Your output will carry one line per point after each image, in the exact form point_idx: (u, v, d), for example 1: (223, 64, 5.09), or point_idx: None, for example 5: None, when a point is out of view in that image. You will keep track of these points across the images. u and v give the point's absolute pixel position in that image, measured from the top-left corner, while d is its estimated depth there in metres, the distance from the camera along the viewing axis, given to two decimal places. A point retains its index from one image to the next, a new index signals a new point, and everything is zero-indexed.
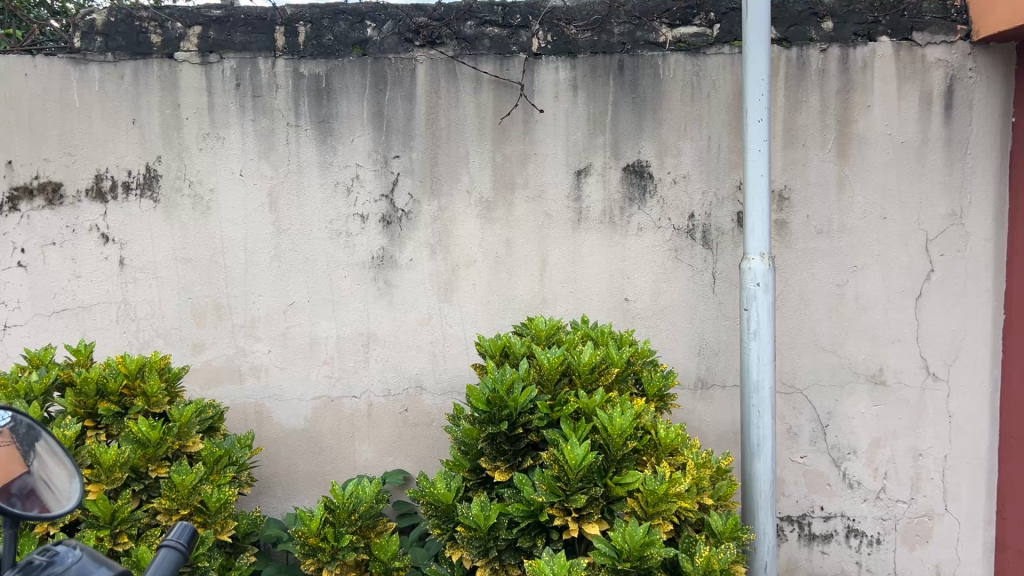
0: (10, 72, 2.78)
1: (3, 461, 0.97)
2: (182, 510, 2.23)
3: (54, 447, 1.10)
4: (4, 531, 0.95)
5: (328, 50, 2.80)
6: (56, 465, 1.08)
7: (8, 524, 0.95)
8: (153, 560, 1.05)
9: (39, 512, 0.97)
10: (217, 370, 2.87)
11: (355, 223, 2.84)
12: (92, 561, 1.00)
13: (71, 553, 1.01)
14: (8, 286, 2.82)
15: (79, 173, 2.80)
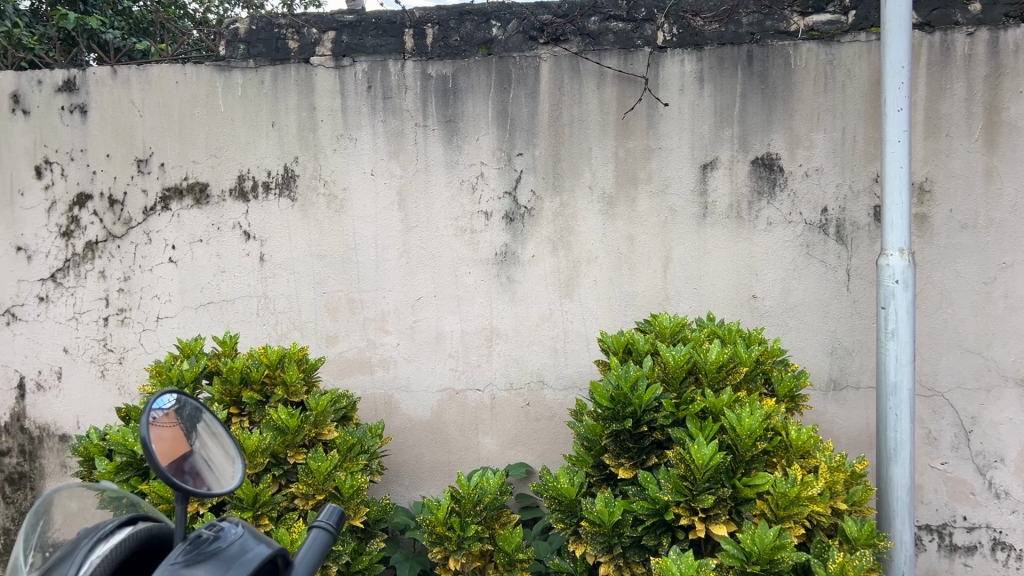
0: (163, 80, 2.97)
1: (174, 440, 1.05)
2: (317, 496, 2.34)
3: (214, 428, 1.18)
4: (178, 506, 1.02)
5: (455, 50, 2.87)
6: (217, 446, 1.15)
7: (180, 497, 1.02)
8: (305, 537, 1.10)
9: (206, 489, 1.04)
10: (349, 361, 2.98)
11: (480, 220, 2.89)
12: (253, 538, 1.06)
13: (235, 529, 1.08)
14: (160, 280, 3.02)
15: (224, 173, 2.97)
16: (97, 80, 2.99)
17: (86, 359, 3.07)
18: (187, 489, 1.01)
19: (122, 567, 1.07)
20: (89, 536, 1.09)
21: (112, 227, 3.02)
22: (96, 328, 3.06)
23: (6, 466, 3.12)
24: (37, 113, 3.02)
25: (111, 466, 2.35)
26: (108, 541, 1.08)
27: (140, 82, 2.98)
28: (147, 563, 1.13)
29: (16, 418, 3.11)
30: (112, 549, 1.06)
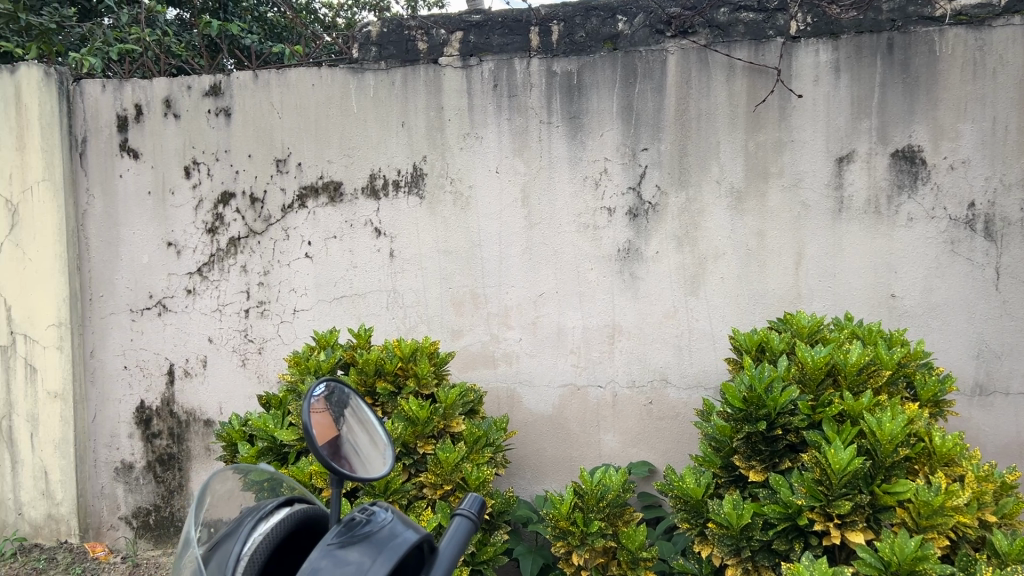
0: (300, 83, 3.11)
1: (325, 426, 1.10)
2: (445, 486, 2.40)
3: (361, 414, 1.23)
4: (333, 489, 1.07)
5: (580, 47, 2.87)
6: (362, 431, 1.20)
7: (333, 480, 1.07)
8: (449, 526, 1.12)
9: (358, 473, 1.08)
10: (473, 356, 3.02)
11: (603, 216, 2.88)
12: (402, 523, 1.09)
13: (385, 514, 1.11)
14: (297, 274, 3.17)
15: (357, 172, 3.07)
16: (240, 84, 3.16)
17: (229, 348, 3.25)
18: (343, 473, 1.06)
19: (282, 546, 1.13)
20: (252, 515, 1.16)
21: (253, 224, 3.19)
22: (238, 319, 3.23)
23: (158, 447, 3.35)
24: (186, 117, 3.22)
25: (253, 451, 2.50)
26: (269, 520, 1.15)
27: (279, 86, 3.13)
28: (304, 542, 1.18)
29: (166, 403, 3.33)
30: (272, 528, 1.12)
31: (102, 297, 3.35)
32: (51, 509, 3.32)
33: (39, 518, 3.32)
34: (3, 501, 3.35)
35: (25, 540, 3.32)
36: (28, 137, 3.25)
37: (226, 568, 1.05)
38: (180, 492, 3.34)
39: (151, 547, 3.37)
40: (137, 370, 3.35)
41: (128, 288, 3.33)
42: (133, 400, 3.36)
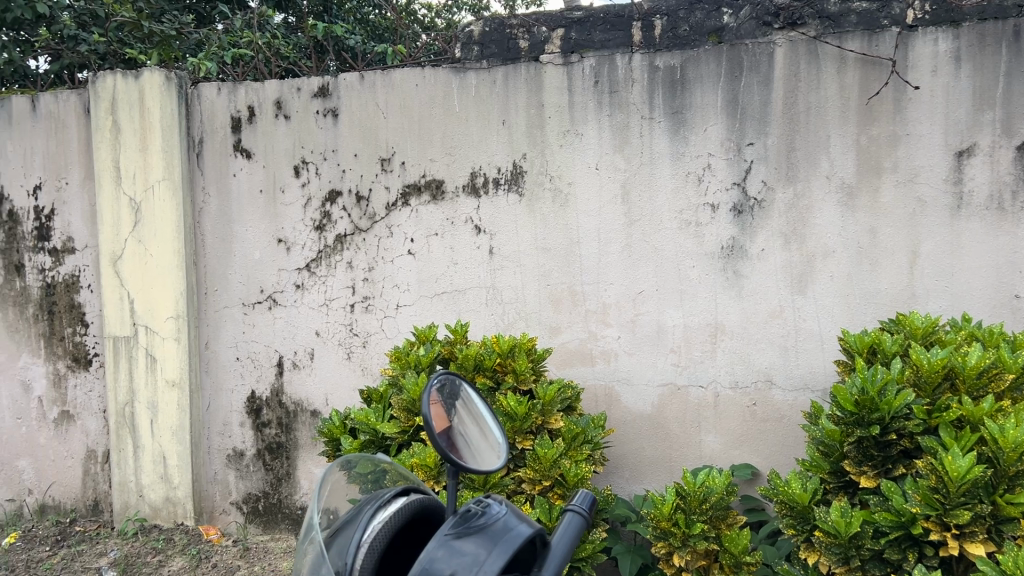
0: (404, 83, 3.17)
1: (438, 417, 1.12)
2: (544, 481, 2.41)
3: (472, 406, 1.25)
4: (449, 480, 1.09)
5: (684, 41, 2.84)
6: (474, 423, 1.21)
7: (449, 466, 1.10)
8: (561, 520, 1.14)
9: (473, 463, 1.11)
10: (571, 353, 3.02)
11: (706, 213, 2.83)
12: (516, 516, 1.11)
13: (500, 506, 1.14)
14: (400, 271, 3.23)
15: (458, 171, 3.11)
16: (347, 85, 3.25)
17: (335, 342, 3.35)
18: (459, 464, 1.08)
19: (399, 535, 1.17)
20: (372, 503, 1.19)
21: (358, 222, 3.28)
22: (343, 314, 3.33)
23: (267, 436, 3.48)
24: (296, 118, 3.33)
25: (356, 444, 2.57)
26: (388, 508, 1.18)
27: (384, 86, 3.20)
28: (421, 531, 1.21)
29: (275, 393, 3.46)
30: (391, 517, 1.15)
31: (216, 291, 3.50)
32: (170, 492, 3.51)
33: (159, 501, 3.54)
34: (126, 483, 3.58)
35: (145, 520, 3.56)
36: (150, 139, 3.44)
37: (347, 552, 1.10)
38: (287, 480, 3.46)
39: (260, 532, 3.51)
40: (248, 361, 3.49)
41: (241, 283, 3.47)
42: (244, 390, 3.50)
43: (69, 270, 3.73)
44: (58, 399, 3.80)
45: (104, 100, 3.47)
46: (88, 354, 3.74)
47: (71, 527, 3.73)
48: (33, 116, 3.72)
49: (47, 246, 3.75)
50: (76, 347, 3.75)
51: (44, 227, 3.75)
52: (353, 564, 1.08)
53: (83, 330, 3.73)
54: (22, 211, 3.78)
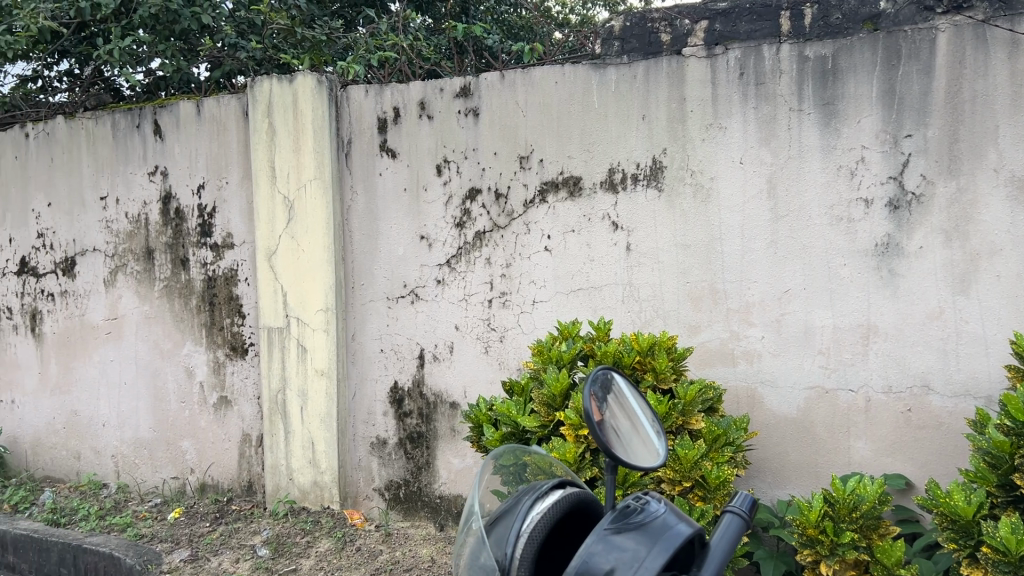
0: (544, 81, 3.20)
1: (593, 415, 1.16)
2: (684, 482, 2.39)
3: (621, 398, 1.27)
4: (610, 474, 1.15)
5: (837, 29, 2.74)
6: (627, 417, 1.24)
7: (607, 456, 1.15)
8: (721, 520, 1.22)
9: (631, 459, 1.14)
10: (711, 353, 2.96)
11: (858, 208, 2.71)
12: (674, 516, 1.20)
13: (658, 506, 1.22)
14: (537, 267, 3.26)
15: (596, 167, 3.11)
16: (488, 84, 3.30)
17: (473, 336, 3.42)
18: (620, 459, 1.13)
19: (556, 524, 1.25)
20: (529, 494, 1.28)
21: (497, 218, 3.33)
22: (481, 309, 3.39)
23: (408, 426, 3.59)
24: (438, 118, 3.42)
25: (498, 435, 2.63)
26: (545, 499, 1.26)
27: (524, 84, 3.24)
28: (575, 522, 1.30)
29: (416, 384, 3.56)
30: (549, 508, 1.24)
31: (362, 285, 3.65)
32: (318, 476, 3.69)
33: (307, 484, 3.73)
34: (277, 466, 3.80)
35: (294, 502, 3.76)
36: (303, 141, 3.62)
37: (508, 542, 1.19)
38: (427, 469, 3.56)
39: (401, 518, 3.63)
40: (391, 353, 3.61)
41: (385, 278, 3.60)
42: (387, 380, 3.63)
43: (228, 265, 3.97)
44: (217, 385, 4.06)
45: (261, 104, 3.69)
46: (244, 344, 3.97)
47: (229, 506, 3.99)
48: (197, 119, 3.99)
49: (209, 242, 4.01)
50: (234, 336, 3.99)
51: (207, 224, 4.01)
52: (514, 553, 1.17)
53: (240, 320, 3.97)
54: (188, 209, 4.05)
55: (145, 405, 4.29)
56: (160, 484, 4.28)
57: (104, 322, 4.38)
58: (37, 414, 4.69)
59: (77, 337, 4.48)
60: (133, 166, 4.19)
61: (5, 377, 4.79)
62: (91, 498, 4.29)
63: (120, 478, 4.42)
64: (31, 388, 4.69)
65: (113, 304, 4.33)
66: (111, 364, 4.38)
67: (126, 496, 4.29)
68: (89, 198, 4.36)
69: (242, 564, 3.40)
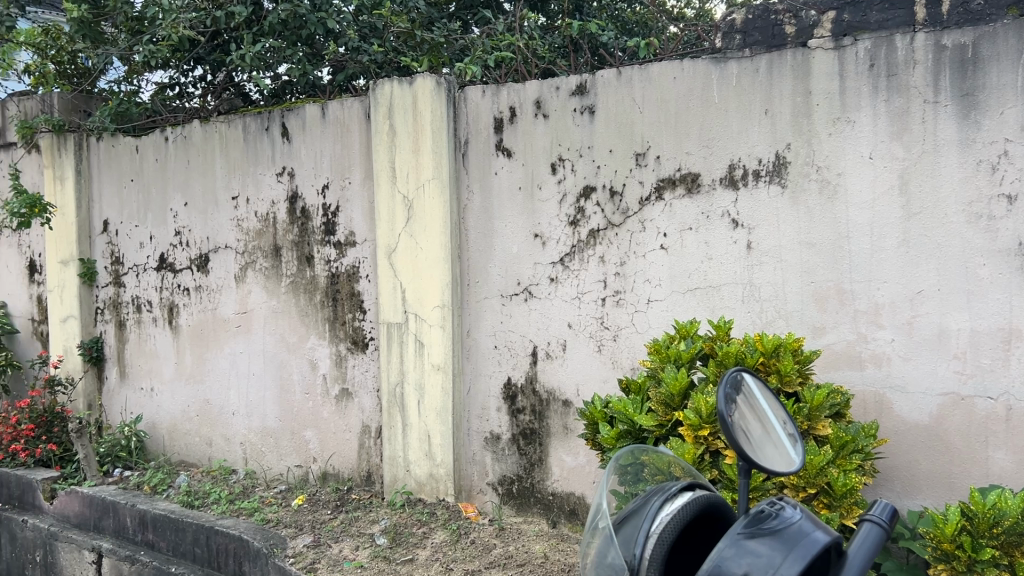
0: (663, 77, 3.16)
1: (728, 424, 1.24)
2: (809, 489, 2.34)
3: (751, 399, 1.34)
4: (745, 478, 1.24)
5: (977, 15, 2.65)
6: (755, 417, 1.32)
7: (742, 461, 1.25)
8: (860, 528, 1.27)
9: (765, 465, 1.23)
10: (837, 355, 2.85)
11: (1001, 205, 2.56)
12: (809, 523, 1.27)
13: (793, 512, 1.30)
14: (653, 266, 3.23)
15: (716, 163, 3.05)
16: (605, 81, 3.29)
17: (587, 335, 3.41)
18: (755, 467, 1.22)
19: (687, 524, 1.38)
20: (659, 494, 1.41)
21: (612, 216, 3.31)
22: (596, 307, 3.38)
23: (522, 422, 3.62)
24: (554, 116, 3.43)
25: (614, 433, 2.63)
26: (674, 500, 1.39)
27: (642, 81, 3.21)
28: (704, 518, 1.42)
29: (530, 381, 3.59)
30: (677, 510, 1.37)
31: (477, 283, 3.70)
32: (434, 469, 3.79)
33: (423, 477, 3.83)
34: (395, 458, 3.94)
35: (411, 493, 3.88)
36: (422, 141, 3.72)
37: (638, 543, 1.32)
38: (540, 466, 3.58)
39: (514, 513, 3.67)
40: (506, 350, 3.64)
41: (500, 275, 3.64)
42: (501, 377, 3.67)
43: (350, 262, 4.11)
44: (338, 377, 4.21)
45: (383, 106, 3.82)
46: (364, 338, 4.10)
47: (349, 495, 4.13)
48: (322, 122, 4.14)
49: (332, 240, 4.16)
50: (355, 331, 4.12)
51: (331, 222, 4.16)
52: (644, 554, 1.31)
53: (361, 316, 4.10)
54: (313, 207, 4.22)
55: (271, 396, 4.49)
56: (284, 471, 4.48)
57: (234, 315, 4.61)
58: (173, 401, 4.99)
59: (210, 330, 4.73)
60: (262, 167, 4.39)
61: (146, 366, 5.11)
62: (222, 482, 4.53)
63: (248, 464, 4.65)
64: (168, 376, 4.99)
65: (243, 298, 4.56)
66: (241, 356, 4.61)
67: (253, 482, 4.51)
68: (222, 198, 4.59)
69: (361, 551, 3.52)
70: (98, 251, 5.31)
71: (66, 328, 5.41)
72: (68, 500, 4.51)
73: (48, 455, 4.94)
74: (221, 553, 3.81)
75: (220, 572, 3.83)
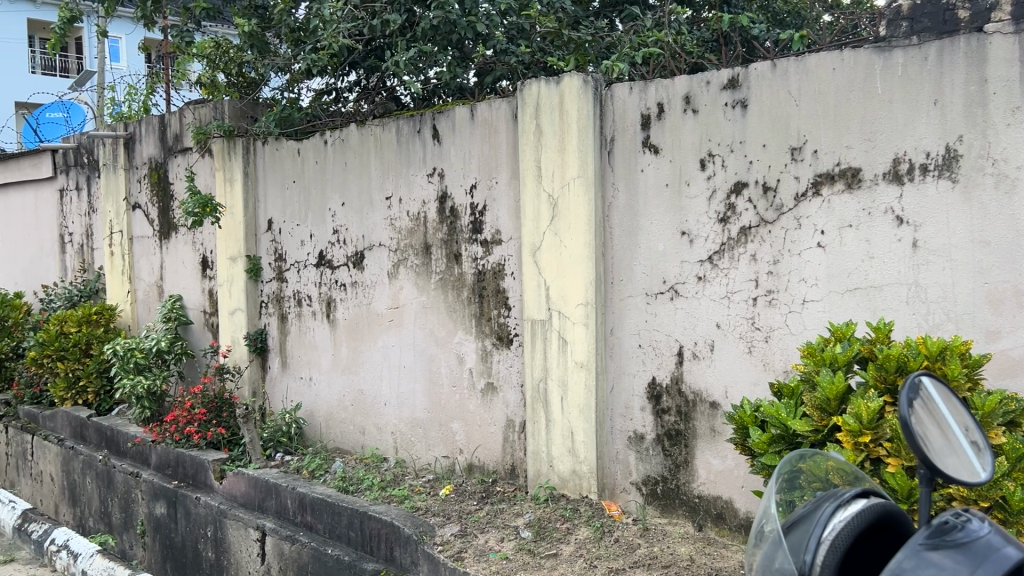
0: (820, 68, 3.04)
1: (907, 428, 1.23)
2: (981, 502, 2.21)
3: (930, 403, 1.31)
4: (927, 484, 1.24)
5: None
6: (935, 423, 1.29)
7: (924, 466, 1.25)
8: None
9: (950, 471, 1.23)
10: (1014, 362, 2.66)
11: None
12: (999, 538, 1.24)
13: (981, 527, 1.26)
14: (808, 264, 3.11)
15: (878, 157, 2.91)
16: (758, 74, 3.20)
17: (736, 335, 3.33)
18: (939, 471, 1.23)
19: (861, 533, 1.36)
20: (832, 501, 1.40)
21: (765, 213, 3.22)
22: (746, 307, 3.29)
23: (667, 423, 3.58)
24: (704, 111, 3.37)
25: (766, 437, 2.56)
26: (847, 508, 1.38)
27: (798, 72, 3.10)
28: (879, 529, 1.39)
29: (675, 381, 3.54)
30: (850, 518, 1.35)
31: (621, 281, 3.69)
32: (578, 465, 3.82)
33: (567, 473, 3.87)
34: (540, 453, 3.98)
35: (554, 489, 3.92)
36: (568, 139, 3.74)
37: (808, 551, 1.32)
38: (686, 467, 3.53)
39: (658, 514, 3.65)
40: (651, 349, 3.61)
41: (645, 274, 3.60)
42: (646, 376, 3.64)
43: (496, 260, 4.19)
44: (484, 372, 4.30)
45: (529, 106, 3.88)
46: (509, 335, 4.17)
47: (494, 487, 4.22)
48: (471, 123, 4.24)
49: (480, 238, 4.25)
50: (500, 327, 4.20)
51: (478, 221, 4.25)
52: (815, 561, 1.30)
53: (506, 312, 4.17)
54: (461, 206, 4.33)
55: (420, 388, 4.65)
56: (432, 461, 4.62)
57: (386, 310, 4.80)
58: (330, 391, 5.26)
59: (364, 323, 4.95)
60: (414, 168, 4.55)
61: (305, 357, 5.41)
62: (373, 469, 4.73)
63: (398, 453, 4.83)
64: (325, 367, 5.26)
65: (395, 294, 4.74)
66: (392, 349, 4.80)
67: (403, 470, 4.68)
68: (376, 198, 4.79)
69: (507, 543, 3.58)
70: (263, 249, 5.66)
71: (234, 321, 5.80)
72: (236, 480, 4.84)
73: (218, 438, 5.31)
74: (374, 537, 3.98)
75: (373, 556, 4.00)
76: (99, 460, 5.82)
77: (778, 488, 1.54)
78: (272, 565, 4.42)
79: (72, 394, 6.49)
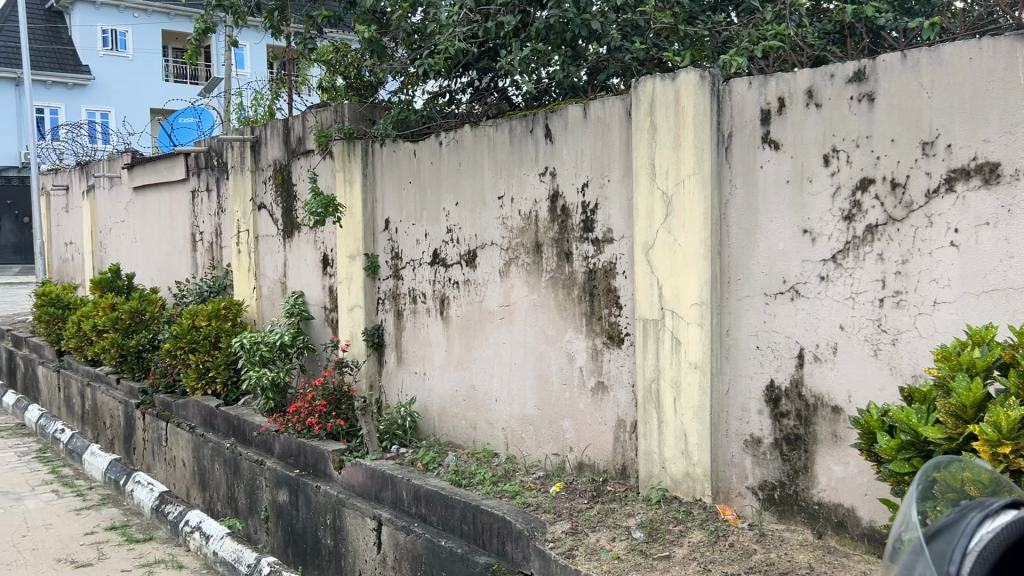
0: (955, 58, 2.89)
1: None
2: None
3: None
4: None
5: None
6: None
7: None
8: None
9: None
10: None
11: None
12: None
13: None
14: (940, 264, 2.97)
15: (1020, 151, 2.75)
16: (886, 66, 3.08)
17: (861, 337, 3.21)
18: None
19: (1012, 545, 1.30)
20: (979, 510, 1.35)
21: (893, 210, 3.09)
22: (871, 309, 3.17)
23: (785, 427, 3.48)
24: (828, 105, 3.26)
25: (895, 443, 2.45)
26: (996, 518, 1.33)
27: (931, 63, 2.96)
28: None
29: (795, 385, 3.44)
30: (1000, 529, 1.30)
31: (738, 281, 3.60)
32: (691, 468, 3.77)
33: (680, 475, 3.82)
34: (652, 454, 3.95)
35: (667, 490, 3.88)
36: (684, 137, 3.69)
37: (952, 561, 1.28)
38: (805, 473, 3.43)
39: (776, 520, 3.55)
40: (769, 350, 3.52)
41: (763, 273, 3.51)
42: (764, 378, 3.55)
43: (608, 258, 4.17)
44: (595, 371, 4.29)
45: (644, 103, 3.85)
46: (621, 334, 4.14)
47: (605, 486, 4.21)
48: (584, 122, 4.24)
49: (591, 236, 4.24)
50: (611, 326, 4.18)
51: (590, 219, 4.24)
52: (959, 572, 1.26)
53: (618, 311, 4.14)
54: (573, 205, 4.33)
55: (531, 385, 4.69)
56: (542, 459, 4.65)
57: (498, 308, 4.86)
58: (443, 386, 5.37)
59: (476, 321, 5.03)
60: (527, 168, 4.58)
61: (419, 353, 5.54)
62: (485, 464, 4.81)
63: (509, 450, 4.89)
64: (439, 363, 5.37)
65: (507, 291, 4.79)
66: (504, 346, 4.85)
67: (514, 467, 4.73)
68: (489, 197, 4.86)
69: (618, 543, 3.58)
70: (380, 247, 5.83)
71: (353, 317, 6.00)
72: (353, 471, 5.01)
73: (337, 429, 5.51)
74: (486, 531, 4.05)
75: (485, 549, 4.07)
76: (227, 448, 6.13)
77: (918, 497, 1.49)
78: (388, 554, 4.55)
79: (203, 384, 6.86)
